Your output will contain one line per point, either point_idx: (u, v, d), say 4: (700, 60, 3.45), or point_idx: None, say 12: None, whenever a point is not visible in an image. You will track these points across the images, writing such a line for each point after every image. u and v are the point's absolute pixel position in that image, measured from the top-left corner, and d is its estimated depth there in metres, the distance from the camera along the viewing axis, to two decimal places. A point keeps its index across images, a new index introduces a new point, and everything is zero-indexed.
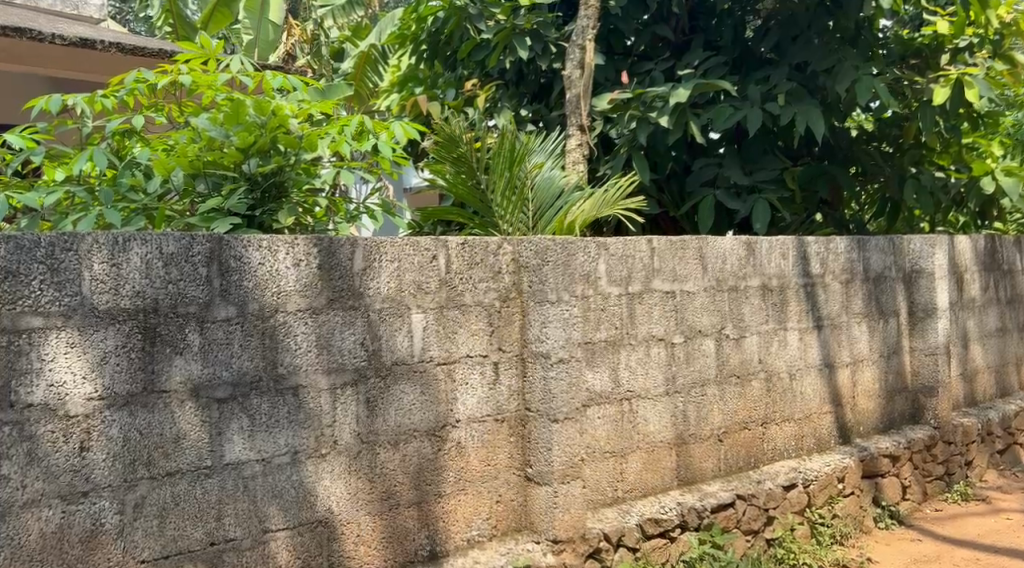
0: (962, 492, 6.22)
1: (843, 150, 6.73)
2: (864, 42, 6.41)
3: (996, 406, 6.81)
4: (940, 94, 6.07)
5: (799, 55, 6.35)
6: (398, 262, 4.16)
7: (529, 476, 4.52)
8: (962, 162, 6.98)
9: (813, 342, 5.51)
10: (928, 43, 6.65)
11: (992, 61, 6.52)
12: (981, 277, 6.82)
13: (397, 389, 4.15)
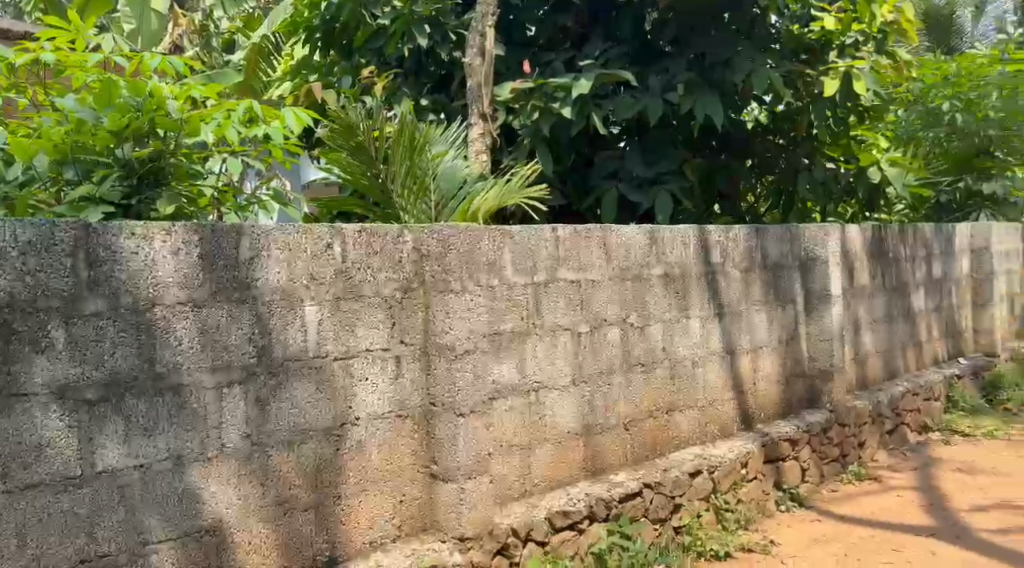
0: (856, 472, 6.70)
1: (739, 143, 7.17)
2: (759, 37, 6.80)
3: (886, 389, 7.34)
4: (832, 84, 6.53)
5: (697, 49, 6.63)
6: (289, 252, 3.88)
7: (434, 474, 4.30)
8: (851, 154, 7.47)
9: (714, 330, 5.63)
10: (817, 40, 7.03)
11: (876, 55, 7.02)
12: (870, 266, 7.22)
13: (290, 387, 3.88)
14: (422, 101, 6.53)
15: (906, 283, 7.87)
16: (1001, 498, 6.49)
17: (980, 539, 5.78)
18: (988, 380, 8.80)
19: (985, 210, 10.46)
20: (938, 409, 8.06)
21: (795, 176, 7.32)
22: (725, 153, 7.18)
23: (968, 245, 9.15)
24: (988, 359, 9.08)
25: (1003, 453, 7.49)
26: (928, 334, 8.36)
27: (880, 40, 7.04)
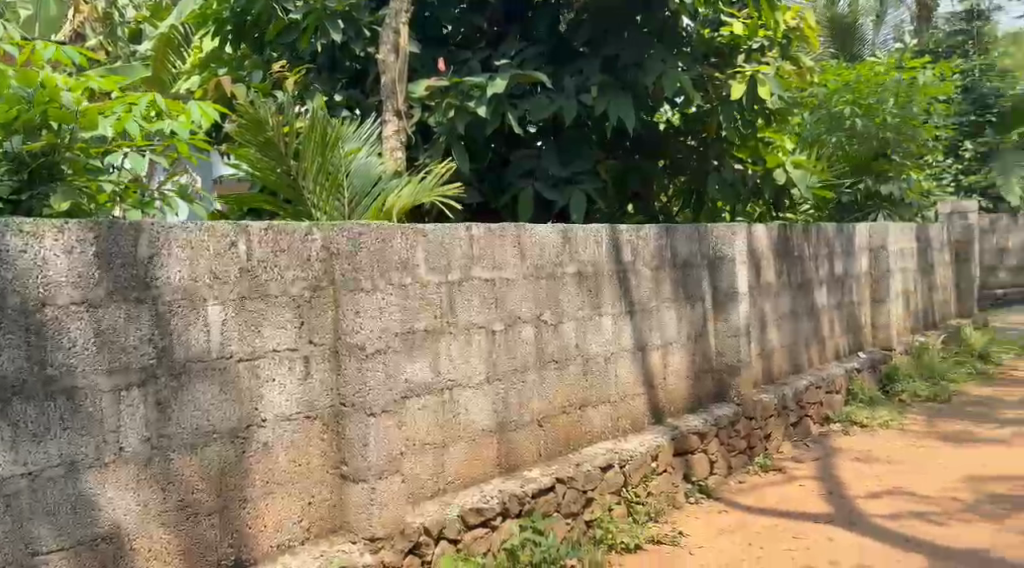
0: (762, 464, 7.06)
1: (652, 141, 7.52)
2: (670, 39, 6.92)
3: (790, 383, 7.75)
4: (739, 90, 6.82)
5: (610, 49, 6.79)
6: (191, 250, 3.76)
7: (344, 475, 4.25)
8: (758, 155, 7.75)
9: (625, 327, 5.81)
10: (726, 44, 7.27)
11: (781, 61, 7.26)
12: (775, 264, 7.58)
13: (193, 389, 3.76)
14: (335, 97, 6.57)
15: (810, 280, 8.28)
16: (893, 485, 6.80)
17: (875, 524, 6.05)
18: (886, 372, 9.33)
19: (881, 212, 11.19)
20: (839, 401, 8.48)
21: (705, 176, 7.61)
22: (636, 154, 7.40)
23: (867, 244, 9.45)
24: (885, 353, 9.54)
25: (896, 443, 7.86)
26: (830, 330, 8.74)
27: (785, 45, 7.31)
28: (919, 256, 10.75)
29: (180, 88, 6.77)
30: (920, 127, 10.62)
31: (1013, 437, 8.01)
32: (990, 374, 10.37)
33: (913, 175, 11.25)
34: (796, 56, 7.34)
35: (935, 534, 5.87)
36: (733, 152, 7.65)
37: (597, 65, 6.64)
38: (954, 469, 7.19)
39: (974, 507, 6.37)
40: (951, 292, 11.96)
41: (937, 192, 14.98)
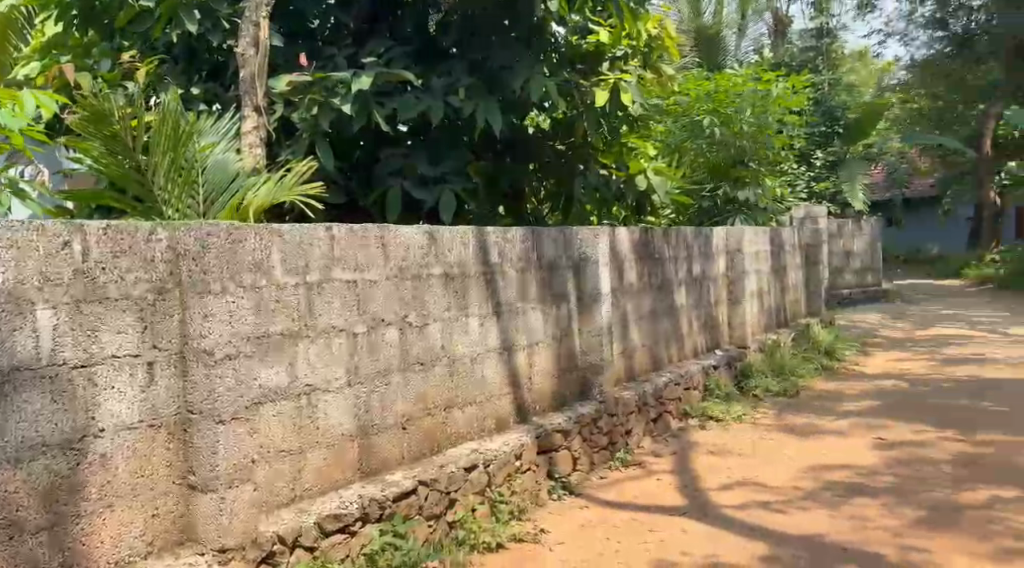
0: (622, 459, 7.20)
1: (523, 144, 7.57)
2: (538, 45, 6.95)
3: (651, 380, 7.95)
4: (602, 97, 6.91)
5: (478, 52, 6.90)
6: (17, 250, 3.59)
7: (191, 485, 4.12)
8: (622, 162, 7.97)
9: (492, 328, 5.84)
10: (591, 51, 7.38)
11: (642, 69, 7.53)
12: (636, 265, 7.85)
13: (21, 398, 3.59)
14: (192, 90, 6.45)
15: (669, 281, 8.50)
16: (743, 477, 7.05)
17: (724, 515, 6.26)
18: (741, 368, 9.68)
19: (740, 215, 11.22)
20: (696, 396, 8.74)
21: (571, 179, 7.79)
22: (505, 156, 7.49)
23: (724, 246, 9.74)
24: (740, 350, 9.88)
25: (747, 436, 8.14)
26: (688, 329, 9.00)
27: (647, 53, 7.51)
28: (772, 257, 11.16)
29: (17, 75, 6.43)
30: (774, 136, 11.19)
31: (852, 428, 8.40)
32: (835, 370, 10.85)
33: (768, 182, 11.72)
34: (658, 65, 7.56)
35: (779, 522, 6.12)
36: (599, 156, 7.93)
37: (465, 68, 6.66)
38: (798, 460, 7.50)
39: (814, 495, 6.66)
40: (801, 292, 12.44)
41: (789, 197, 15.58)
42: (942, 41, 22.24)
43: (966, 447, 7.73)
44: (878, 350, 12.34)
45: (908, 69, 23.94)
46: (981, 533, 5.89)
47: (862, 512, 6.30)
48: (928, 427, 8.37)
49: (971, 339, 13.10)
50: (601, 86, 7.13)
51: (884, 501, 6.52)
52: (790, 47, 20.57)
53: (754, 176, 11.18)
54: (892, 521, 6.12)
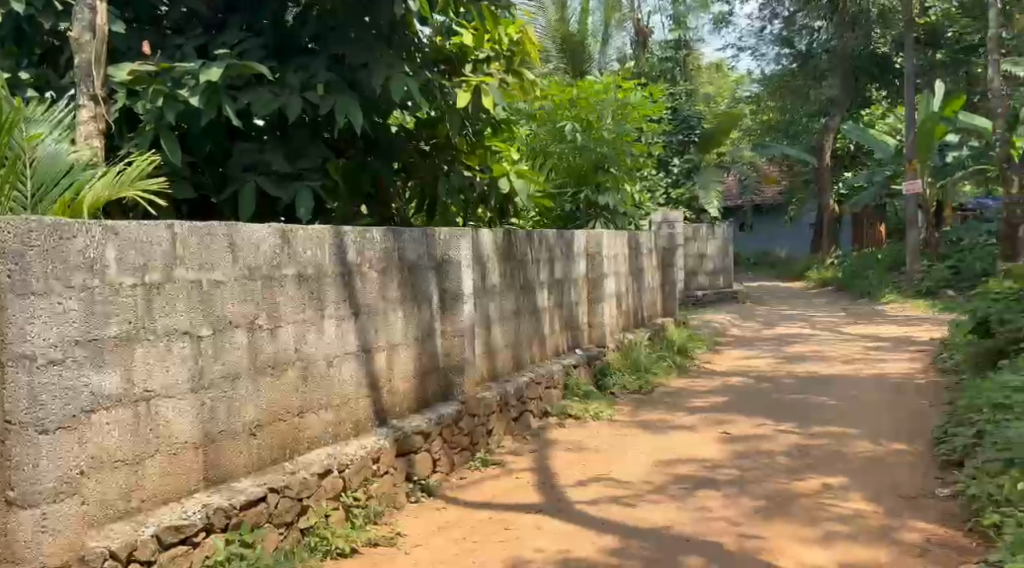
0: (482, 460, 7.16)
1: (383, 143, 7.42)
2: (397, 42, 7.00)
3: (513, 379, 7.98)
4: (463, 98, 6.90)
5: (336, 47, 6.73)
6: None
7: (9, 500, 3.89)
8: (486, 164, 7.99)
9: (349, 330, 5.75)
10: (455, 51, 7.42)
11: (504, 73, 7.51)
12: (498, 266, 7.88)
13: None
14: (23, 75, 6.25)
15: (531, 282, 8.56)
16: (598, 473, 7.16)
17: (577, 511, 6.37)
18: (600, 366, 9.83)
19: (600, 220, 11.53)
20: (556, 395, 8.81)
21: (435, 180, 7.74)
22: (372, 156, 7.40)
23: (585, 248, 9.85)
24: (600, 350, 10.02)
25: (604, 432, 8.27)
26: (550, 328, 9.08)
27: (508, 59, 7.61)
28: (630, 259, 11.37)
29: None
30: (632, 142, 11.36)
31: (700, 423, 8.64)
32: (689, 367, 11.14)
33: (628, 187, 11.94)
34: (519, 70, 7.66)
35: (630, 517, 6.28)
36: (462, 158, 7.95)
37: (323, 62, 6.54)
38: (651, 454, 7.68)
39: (663, 489, 6.87)
40: (657, 292, 12.71)
41: (649, 202, 15.92)
42: (790, 57, 23.09)
43: (802, 439, 8.07)
44: (727, 348, 12.74)
45: (760, 83, 24.78)
46: (813, 519, 6.23)
47: (706, 503, 6.58)
48: (769, 421, 8.69)
49: (810, 338, 13.68)
50: (462, 87, 7.10)
51: (725, 493, 6.79)
52: (650, 57, 20.98)
53: (616, 181, 11.44)
54: (733, 512, 6.38)
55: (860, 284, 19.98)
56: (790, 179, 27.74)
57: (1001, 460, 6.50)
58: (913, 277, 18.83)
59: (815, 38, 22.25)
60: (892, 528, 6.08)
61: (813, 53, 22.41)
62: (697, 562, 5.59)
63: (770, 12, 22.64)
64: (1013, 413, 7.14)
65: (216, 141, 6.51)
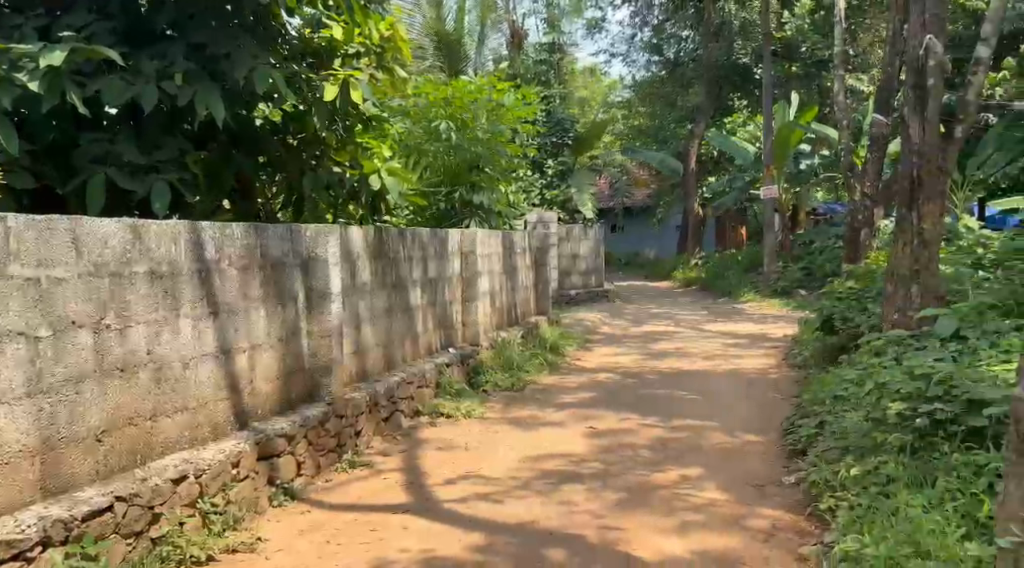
0: (349, 461, 7.01)
1: (247, 135, 7.18)
2: (262, 34, 6.85)
3: (383, 379, 7.85)
4: (331, 91, 6.79)
5: (195, 35, 6.49)
6: None
7: None
8: (356, 160, 7.81)
9: (207, 330, 5.54)
10: (324, 46, 7.30)
11: (374, 69, 7.45)
12: (368, 264, 7.74)
13: None
14: None
15: (403, 280, 8.44)
16: (467, 470, 7.12)
17: (444, 509, 6.36)
18: (474, 364, 9.80)
19: (474, 219, 11.53)
20: (428, 394, 8.71)
21: (301, 175, 7.53)
22: (235, 149, 7.17)
23: (458, 247, 9.79)
24: (473, 348, 9.97)
25: (474, 430, 8.22)
26: (423, 326, 8.97)
27: (380, 55, 7.41)
28: (503, 258, 11.36)
29: None
30: (505, 143, 11.43)
31: (569, 418, 8.70)
32: (559, 364, 11.20)
33: (503, 187, 11.91)
34: (391, 66, 7.48)
35: (494, 514, 6.28)
36: (331, 155, 7.76)
37: (182, 50, 6.36)
38: (520, 450, 7.68)
39: (529, 484, 6.88)
40: (530, 290, 12.72)
41: (523, 201, 15.97)
42: (659, 64, 23.58)
43: (666, 433, 8.21)
44: (596, 346, 12.88)
45: (631, 88, 25.22)
46: (670, 509, 6.44)
47: (569, 497, 6.64)
48: (634, 415, 8.81)
49: (674, 335, 13.97)
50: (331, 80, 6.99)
51: (589, 487, 6.86)
52: (525, 59, 21.06)
53: (490, 181, 11.39)
54: (596, 505, 6.50)
55: (723, 283, 20.56)
56: (658, 182, 28.32)
57: (838, 449, 6.90)
58: (770, 277, 19.59)
59: (682, 47, 22.89)
60: (741, 516, 6.35)
61: (681, 61, 23.02)
62: (561, 556, 5.71)
63: (640, 20, 22.99)
64: (851, 405, 7.55)
65: (61, 128, 6.18)
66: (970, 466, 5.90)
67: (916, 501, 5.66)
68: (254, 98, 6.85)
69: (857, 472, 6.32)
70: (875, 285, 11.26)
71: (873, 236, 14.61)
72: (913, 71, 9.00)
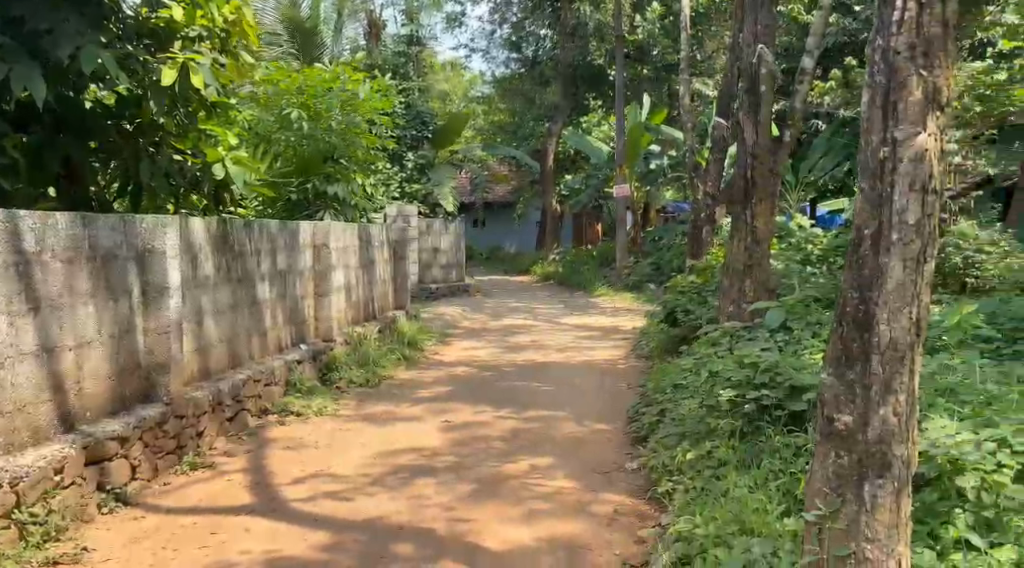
0: (190, 463, 6.75)
1: (74, 121, 6.83)
2: (93, 11, 6.42)
3: (226, 378, 7.58)
4: (168, 75, 6.49)
5: (15, 11, 6.11)
6: None
7: None
8: (199, 149, 7.58)
9: (25, 328, 5.31)
10: (161, 26, 6.95)
11: (217, 54, 7.20)
12: (210, 257, 7.46)
13: None
14: None
15: (249, 274, 8.20)
16: (315, 468, 6.95)
17: (288, 509, 6.18)
18: (325, 361, 9.57)
19: (329, 211, 11.25)
20: (276, 392, 8.47)
21: (138, 164, 7.21)
22: (62, 133, 6.81)
23: (310, 241, 9.58)
24: (326, 345, 9.72)
25: (325, 428, 8.03)
26: (271, 322, 8.70)
27: (224, 40, 7.20)
28: (359, 252, 11.20)
29: None
30: (362, 135, 11.17)
31: (423, 414, 8.60)
32: (415, 358, 11.08)
33: (359, 180, 11.67)
34: (236, 52, 7.30)
35: (342, 512, 6.17)
36: (172, 142, 7.51)
37: None
38: (372, 446, 7.55)
39: (380, 480, 6.78)
40: (387, 285, 12.53)
41: (383, 193, 15.77)
42: (518, 61, 23.72)
43: (518, 424, 8.23)
44: (455, 340, 12.81)
45: (491, 84, 25.28)
46: (520, 499, 6.47)
47: (421, 492, 6.58)
48: (488, 408, 8.80)
49: (531, 329, 14.04)
50: (168, 64, 6.69)
51: (442, 481, 6.80)
52: (384, 51, 20.84)
53: (344, 174, 11.16)
54: (445, 498, 6.47)
55: (578, 277, 20.82)
56: (517, 178, 28.51)
57: (677, 435, 7.12)
58: (622, 272, 20.18)
59: (540, 46, 22.87)
60: (587, 503, 6.44)
61: (539, 60, 23.09)
62: (407, 550, 5.67)
63: (499, 17, 23.04)
64: (688, 393, 7.77)
65: None
66: (790, 448, 6.29)
67: (742, 481, 5.96)
68: (81, 79, 6.58)
69: (692, 456, 6.57)
70: (716, 279, 11.59)
71: (715, 234, 15.17)
72: (748, 77, 9.39)
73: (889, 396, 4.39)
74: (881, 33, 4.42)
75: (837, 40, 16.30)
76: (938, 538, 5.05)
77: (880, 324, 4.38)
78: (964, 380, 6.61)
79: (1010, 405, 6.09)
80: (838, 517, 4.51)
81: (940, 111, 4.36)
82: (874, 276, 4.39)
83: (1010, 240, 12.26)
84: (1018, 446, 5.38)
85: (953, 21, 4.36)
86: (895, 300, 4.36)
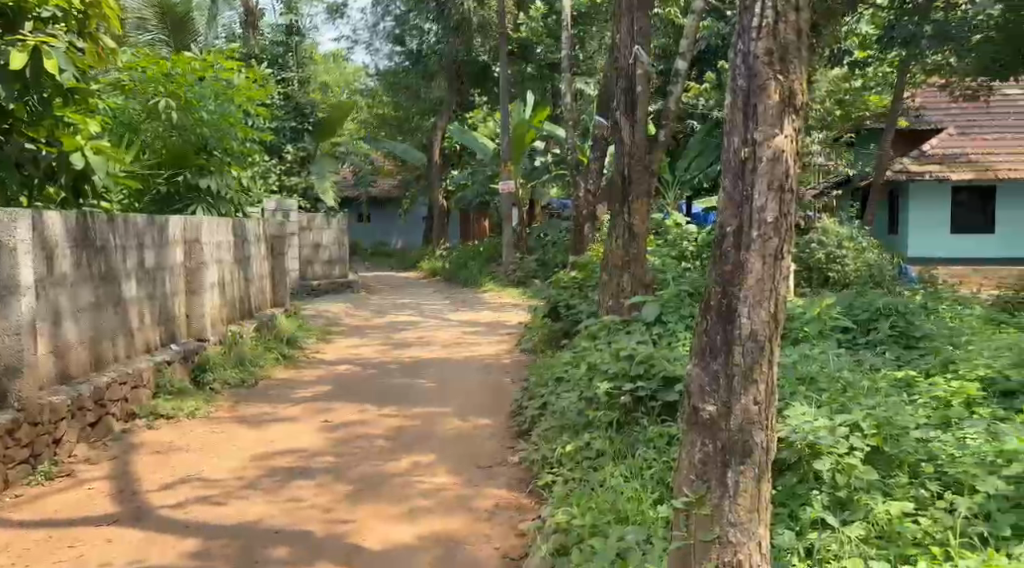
0: (46, 473, 6.65)
1: None
2: None
3: (88, 381, 7.41)
4: (17, 60, 6.32)
5: None
6: None
7: None
8: (54, 138, 7.38)
9: None
10: (11, 7, 6.74)
11: (74, 36, 7.17)
12: (70, 253, 7.32)
13: None
14: None
15: (114, 271, 8.04)
16: (186, 473, 6.88)
17: (158, 517, 6.12)
18: (197, 362, 9.32)
19: (202, 204, 10.89)
20: (145, 395, 8.30)
21: None
22: None
23: (180, 236, 9.44)
24: (199, 344, 9.51)
25: (197, 431, 7.93)
26: (139, 321, 8.52)
27: (81, 22, 7.09)
28: (232, 248, 11.06)
29: None
30: (235, 126, 11.03)
31: (302, 413, 8.56)
32: (296, 356, 10.99)
33: (233, 173, 11.48)
34: (95, 35, 7.26)
35: (214, 517, 6.14)
36: (25, 130, 7.32)
37: None
38: (248, 449, 7.49)
39: (255, 483, 6.74)
40: (265, 282, 12.37)
41: (262, 187, 15.57)
42: (401, 55, 23.61)
43: (398, 422, 8.27)
44: (336, 337, 12.73)
45: (376, 77, 24.98)
46: (401, 497, 6.53)
47: (300, 494, 6.57)
48: (369, 407, 8.80)
49: (416, 326, 14.05)
50: (18, 47, 6.53)
51: (321, 482, 6.80)
52: (262, 40, 20.43)
53: (217, 166, 10.94)
54: (323, 499, 6.48)
55: (463, 274, 20.92)
56: (402, 173, 28.43)
57: (556, 427, 7.28)
58: (509, 269, 20.38)
59: (424, 39, 22.82)
60: (469, 498, 6.54)
61: (423, 54, 23.18)
62: (284, 553, 5.70)
63: (383, 9, 23.11)
64: (569, 385, 7.93)
65: None
66: (664, 437, 6.53)
67: (618, 471, 6.15)
68: None
69: (571, 448, 6.74)
70: (595, 275, 11.83)
71: (596, 230, 15.47)
72: (624, 77, 9.63)
73: (750, 385, 4.61)
74: (742, 37, 4.64)
75: (710, 43, 16.82)
76: (797, 518, 5.30)
77: (741, 317, 4.59)
78: (820, 369, 6.95)
79: (861, 392, 6.44)
80: (704, 502, 4.69)
81: (796, 114, 4.61)
82: (736, 271, 4.61)
83: (869, 237, 12.87)
84: (868, 429, 5.69)
85: (806, 30, 4.63)
86: (756, 293, 4.58)
